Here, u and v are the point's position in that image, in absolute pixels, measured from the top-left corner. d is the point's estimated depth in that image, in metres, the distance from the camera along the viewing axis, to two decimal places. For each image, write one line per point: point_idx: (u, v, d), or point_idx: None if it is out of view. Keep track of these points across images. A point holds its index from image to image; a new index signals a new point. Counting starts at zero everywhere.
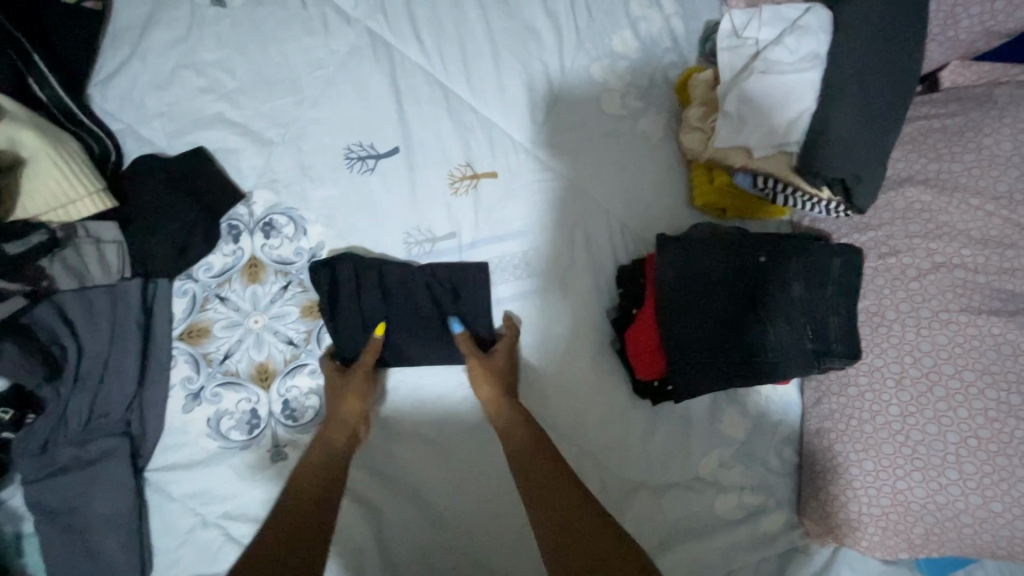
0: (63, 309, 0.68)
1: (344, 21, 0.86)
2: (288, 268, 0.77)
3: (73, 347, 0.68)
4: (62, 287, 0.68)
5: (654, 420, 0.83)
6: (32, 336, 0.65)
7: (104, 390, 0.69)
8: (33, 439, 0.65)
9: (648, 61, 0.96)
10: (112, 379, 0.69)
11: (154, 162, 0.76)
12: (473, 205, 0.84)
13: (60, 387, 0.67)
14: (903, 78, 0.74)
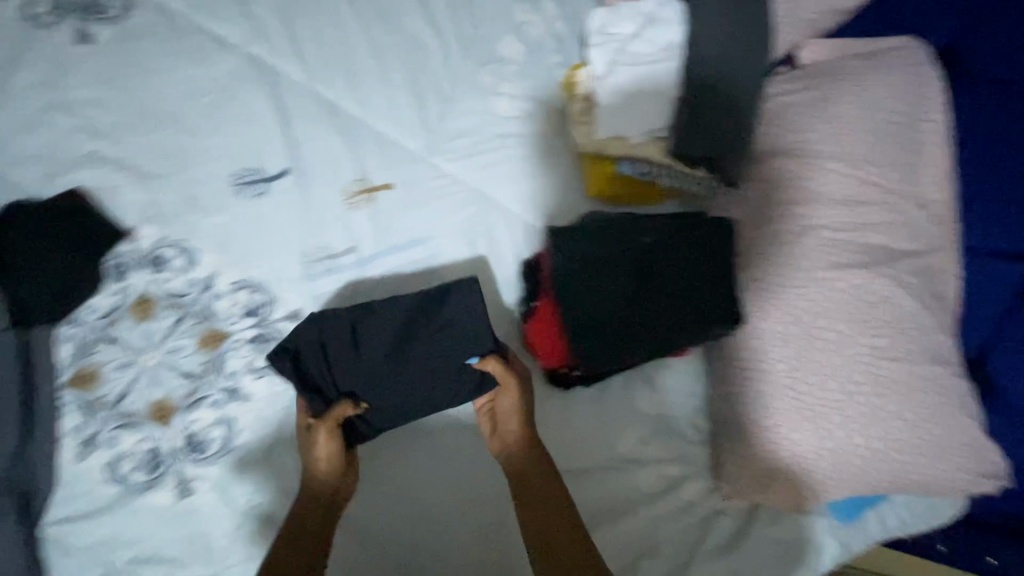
0: None
1: (221, 48, 0.86)
2: (181, 300, 0.75)
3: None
4: None
5: (571, 406, 0.86)
6: None
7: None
8: None
9: (534, 61, 0.98)
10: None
11: (22, 208, 0.73)
12: (372, 219, 0.85)
13: None
14: (751, 62, 0.81)
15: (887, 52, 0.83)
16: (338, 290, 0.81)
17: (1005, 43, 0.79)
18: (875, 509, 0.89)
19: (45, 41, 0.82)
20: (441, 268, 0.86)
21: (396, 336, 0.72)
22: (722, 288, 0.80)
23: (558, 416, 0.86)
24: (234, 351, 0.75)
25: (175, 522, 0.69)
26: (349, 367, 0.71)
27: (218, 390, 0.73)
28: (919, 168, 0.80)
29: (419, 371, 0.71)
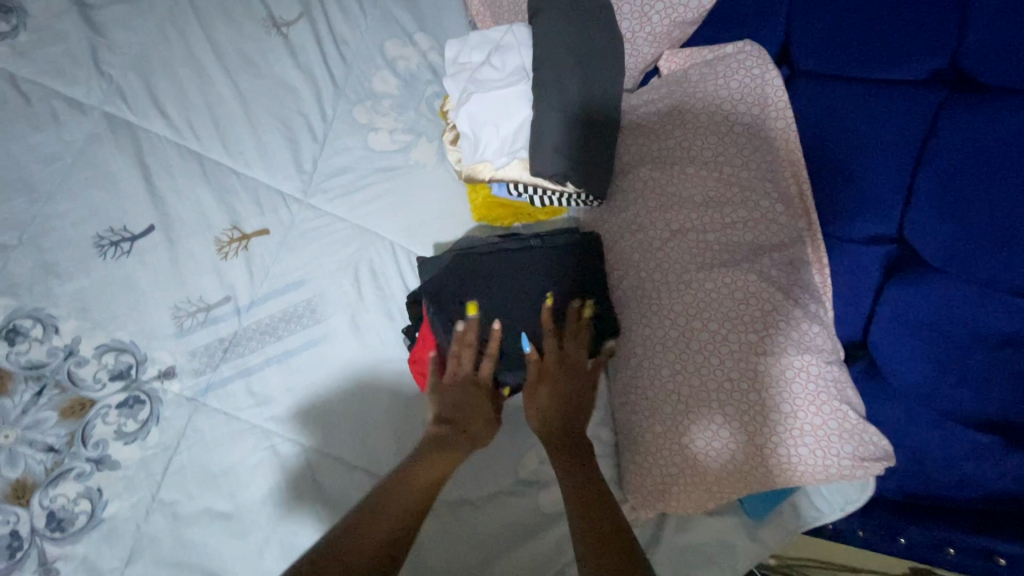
0: None
1: (78, 110, 0.85)
2: (41, 370, 0.73)
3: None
4: None
5: None
6: None
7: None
8: None
9: (409, 93, 0.99)
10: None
11: None
12: (246, 265, 0.84)
13: None
14: (597, 80, 0.84)
15: (730, 57, 0.86)
16: (214, 341, 0.80)
17: (837, 29, 0.81)
18: (792, 502, 0.87)
19: None
20: (323, 308, 0.85)
21: (528, 281, 0.81)
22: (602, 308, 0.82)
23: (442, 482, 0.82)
24: (101, 419, 0.73)
25: None
26: (485, 310, 0.79)
27: (83, 461, 0.71)
28: (773, 164, 0.82)
29: (532, 312, 0.80)
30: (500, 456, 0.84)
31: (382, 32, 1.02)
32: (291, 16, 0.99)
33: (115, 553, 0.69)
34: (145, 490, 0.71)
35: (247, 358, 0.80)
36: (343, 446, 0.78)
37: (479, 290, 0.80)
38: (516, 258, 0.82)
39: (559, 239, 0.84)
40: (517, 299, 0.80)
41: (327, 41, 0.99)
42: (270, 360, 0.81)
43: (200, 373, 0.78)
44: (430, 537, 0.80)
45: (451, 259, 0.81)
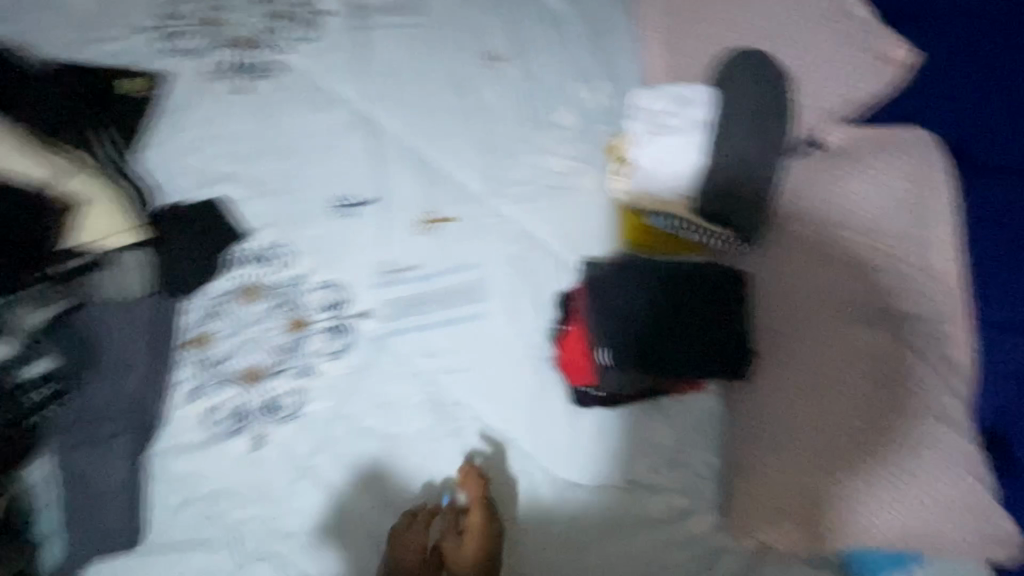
0: (109, 319, 0.82)
1: (342, 102, 1.09)
2: (280, 290, 0.93)
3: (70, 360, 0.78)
4: (96, 296, 0.82)
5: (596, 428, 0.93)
6: (77, 347, 0.79)
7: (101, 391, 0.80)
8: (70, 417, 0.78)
9: (585, 130, 1.16)
10: (114, 382, 0.80)
11: (175, 208, 0.93)
12: (437, 242, 1.01)
13: (84, 381, 0.79)
14: (767, 143, 0.96)
15: (902, 138, 0.92)
16: (402, 298, 0.96)
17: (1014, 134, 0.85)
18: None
19: (212, 85, 1.04)
20: (486, 292, 0.99)
21: (682, 296, 0.89)
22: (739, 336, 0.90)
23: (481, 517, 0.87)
24: (314, 336, 0.91)
25: (255, 466, 0.82)
26: (637, 315, 0.89)
27: (298, 364, 0.89)
28: (931, 239, 0.85)
29: (680, 325, 0.88)
30: (615, 456, 0.92)
31: (571, 79, 1.21)
32: (504, 54, 1.20)
33: (305, 442, 0.85)
34: (337, 400, 0.88)
35: (422, 317, 0.95)
36: (492, 409, 0.91)
37: (637, 295, 0.89)
38: (673, 275, 0.91)
39: (714, 268, 0.92)
40: (669, 310, 0.88)
41: (527, 78, 1.19)
42: (439, 323, 0.95)
43: (389, 320, 0.94)
44: (540, 525, 0.88)
45: (614, 265, 0.93)
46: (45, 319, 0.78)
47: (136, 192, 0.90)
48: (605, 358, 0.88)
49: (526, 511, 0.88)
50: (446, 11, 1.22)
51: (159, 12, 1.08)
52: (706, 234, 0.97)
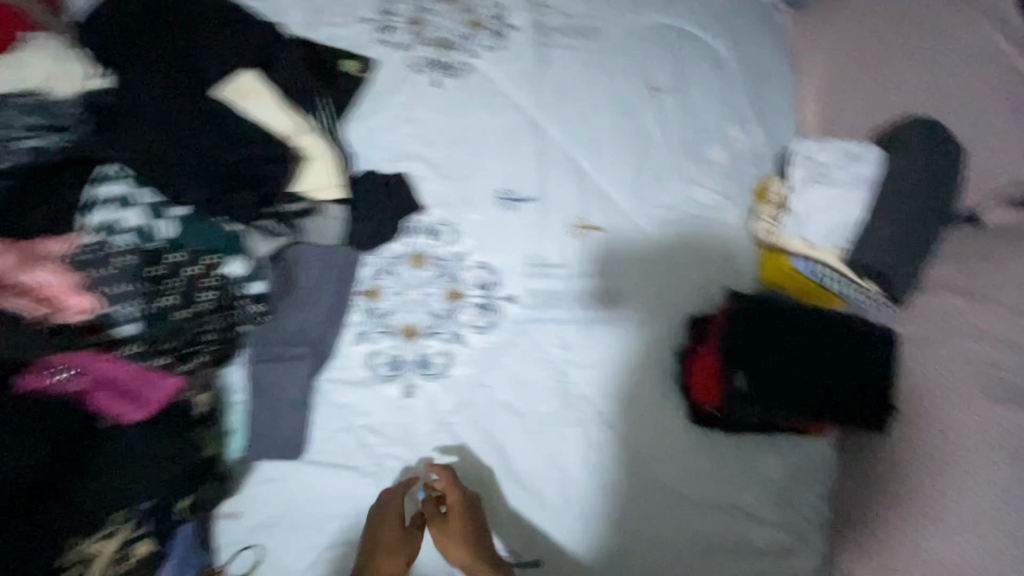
0: (310, 258, 0.93)
1: (517, 107, 1.19)
2: (442, 262, 1.03)
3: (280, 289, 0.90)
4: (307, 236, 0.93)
5: (710, 449, 0.97)
6: (287, 275, 0.91)
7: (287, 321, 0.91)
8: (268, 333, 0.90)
9: (733, 168, 1.22)
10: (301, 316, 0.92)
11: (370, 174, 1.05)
12: (584, 246, 1.09)
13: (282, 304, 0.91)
14: (928, 213, 0.98)
15: None
16: (546, 290, 1.04)
17: None
18: None
19: (412, 76, 1.18)
20: (623, 300, 1.06)
21: (820, 340, 0.92)
22: (871, 387, 0.91)
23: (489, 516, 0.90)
24: (463, 309, 1.00)
25: (404, 412, 0.92)
26: (773, 349, 0.92)
27: (449, 330, 0.98)
28: None
29: (815, 367, 0.91)
30: (724, 479, 0.95)
31: (726, 118, 1.27)
32: (666, 86, 1.28)
33: (448, 400, 0.94)
34: (479, 369, 0.97)
35: (564, 311, 1.03)
36: (616, 408, 0.98)
37: (775, 331, 0.93)
38: (814, 319, 0.94)
39: (856, 320, 0.94)
40: (806, 351, 0.91)
41: (684, 111, 1.26)
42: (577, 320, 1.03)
43: (533, 307, 1.03)
44: (646, 529, 0.92)
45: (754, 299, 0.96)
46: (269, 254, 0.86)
47: (343, 155, 1.03)
48: (740, 382, 0.91)
49: (637, 513, 0.93)
50: (619, 39, 1.32)
51: (378, 4, 1.23)
52: (845, 287, 1.00)
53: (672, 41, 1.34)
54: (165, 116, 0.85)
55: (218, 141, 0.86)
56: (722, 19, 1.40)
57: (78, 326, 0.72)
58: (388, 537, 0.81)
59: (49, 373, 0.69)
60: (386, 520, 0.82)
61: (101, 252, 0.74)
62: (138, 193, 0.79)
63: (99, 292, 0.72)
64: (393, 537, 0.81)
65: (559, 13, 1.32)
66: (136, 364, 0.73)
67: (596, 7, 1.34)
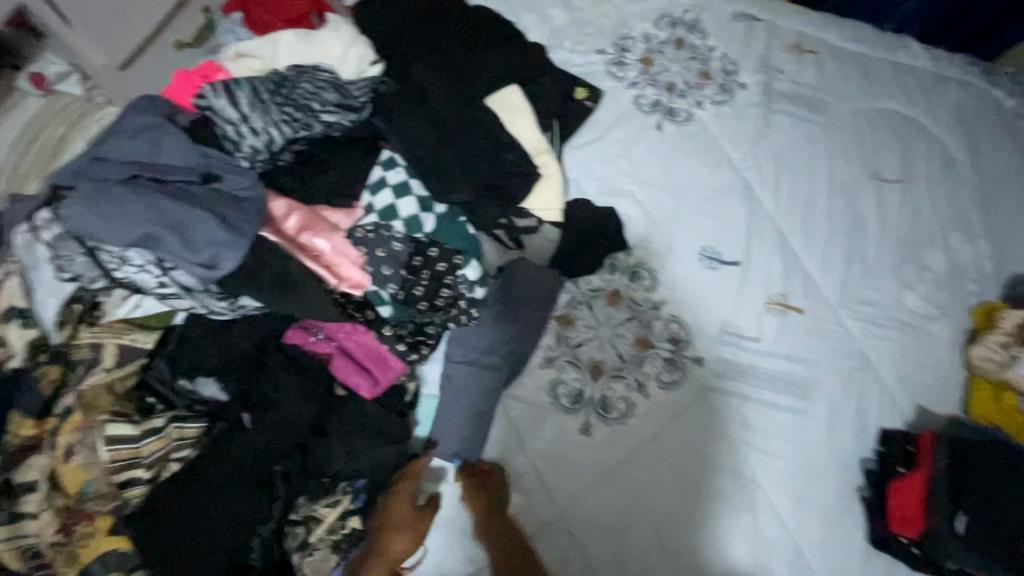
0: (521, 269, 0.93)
1: (731, 167, 1.16)
2: (638, 306, 1.00)
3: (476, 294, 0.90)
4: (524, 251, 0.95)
5: None
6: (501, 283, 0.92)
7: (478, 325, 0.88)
8: (468, 338, 0.89)
9: (953, 280, 1.12)
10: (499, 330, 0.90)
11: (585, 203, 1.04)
12: (780, 325, 1.04)
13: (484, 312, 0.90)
14: None
15: None
16: (734, 360, 1.00)
17: None
18: None
19: (636, 113, 1.17)
20: (813, 392, 0.99)
21: None
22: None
23: (557, 542, 0.86)
24: (652, 359, 0.97)
25: (578, 448, 0.90)
26: (1001, 499, 0.83)
27: (633, 377, 0.95)
28: None
29: None
30: None
31: (952, 226, 1.17)
32: (892, 177, 1.20)
33: (622, 449, 0.91)
34: (656, 425, 0.93)
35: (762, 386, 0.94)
36: (790, 506, 0.91)
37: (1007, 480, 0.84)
38: None
39: None
40: None
41: (907, 208, 1.17)
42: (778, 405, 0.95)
43: (718, 375, 0.98)
44: None
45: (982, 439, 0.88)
46: (500, 264, 0.95)
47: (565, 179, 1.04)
48: (961, 527, 0.83)
49: None
50: (850, 117, 1.25)
51: (615, 37, 1.24)
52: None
53: (903, 131, 1.25)
54: (433, 112, 0.92)
55: (477, 150, 0.91)
56: (965, 118, 1.29)
57: (351, 296, 0.81)
58: (397, 516, 0.72)
59: (310, 332, 0.80)
60: (396, 501, 0.74)
61: (376, 232, 0.82)
62: (411, 184, 0.86)
63: (368, 271, 0.81)
64: (404, 516, 0.73)
65: (791, 79, 1.28)
66: (382, 344, 0.79)
67: (830, 80, 1.28)
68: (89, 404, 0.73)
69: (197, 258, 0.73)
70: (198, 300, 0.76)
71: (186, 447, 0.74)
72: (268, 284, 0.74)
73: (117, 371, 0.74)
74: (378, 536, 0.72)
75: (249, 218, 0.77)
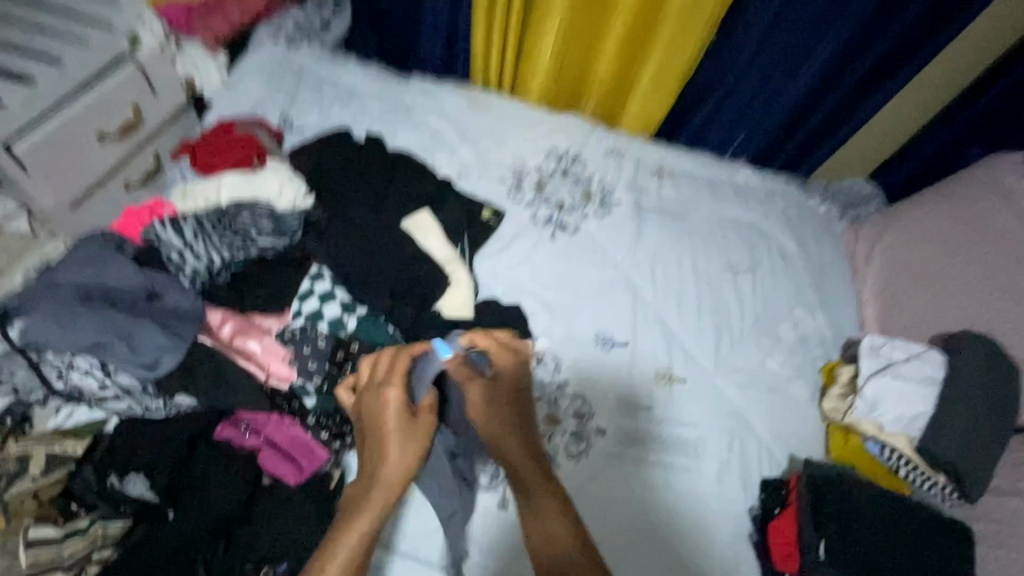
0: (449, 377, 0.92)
1: (615, 266, 1.40)
2: (545, 387, 1.15)
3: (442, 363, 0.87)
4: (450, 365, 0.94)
5: None
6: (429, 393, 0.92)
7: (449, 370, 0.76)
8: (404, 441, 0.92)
9: (802, 346, 1.36)
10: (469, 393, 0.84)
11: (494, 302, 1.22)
12: (668, 394, 1.20)
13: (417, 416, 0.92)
14: (993, 416, 1.05)
15: None
16: (633, 428, 1.14)
17: None
18: None
19: (534, 228, 1.41)
20: (702, 451, 1.13)
21: (903, 529, 0.96)
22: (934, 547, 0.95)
23: None
24: (560, 434, 1.09)
25: (498, 521, 0.98)
26: (854, 524, 0.96)
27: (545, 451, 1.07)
28: None
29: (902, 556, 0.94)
30: None
31: (795, 302, 1.44)
32: (743, 267, 1.48)
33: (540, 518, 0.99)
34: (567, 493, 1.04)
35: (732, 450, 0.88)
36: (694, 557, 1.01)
37: (858, 509, 0.98)
38: (891, 504, 0.99)
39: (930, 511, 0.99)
40: (889, 537, 0.95)
41: (758, 291, 1.44)
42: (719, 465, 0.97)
43: (620, 441, 1.11)
44: None
45: (837, 473, 1.03)
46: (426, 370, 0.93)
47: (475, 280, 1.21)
48: (824, 552, 0.94)
49: None
50: (705, 223, 1.56)
51: (513, 169, 1.52)
52: (915, 474, 1.07)
53: (746, 231, 1.57)
54: (356, 233, 1.09)
55: (395, 262, 1.08)
56: (792, 219, 1.64)
57: (280, 390, 0.90)
58: (392, 428, 0.79)
59: (239, 428, 0.87)
60: (387, 415, 0.80)
61: (302, 332, 0.93)
62: (335, 292, 1.01)
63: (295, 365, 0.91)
64: (400, 429, 0.79)
65: (656, 197, 1.60)
66: (307, 434, 0.87)
67: (686, 196, 1.62)
68: (12, 511, 0.75)
69: (141, 360, 0.84)
70: (137, 400, 0.84)
71: (106, 548, 0.76)
72: (205, 383, 0.85)
73: (44, 480, 0.77)
74: (380, 453, 0.78)
75: (191, 325, 0.89)
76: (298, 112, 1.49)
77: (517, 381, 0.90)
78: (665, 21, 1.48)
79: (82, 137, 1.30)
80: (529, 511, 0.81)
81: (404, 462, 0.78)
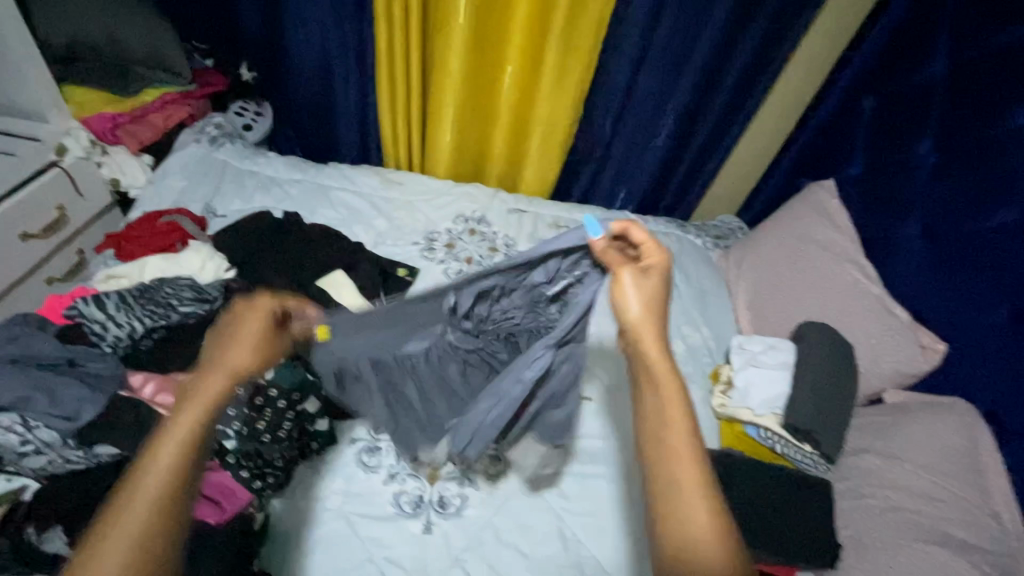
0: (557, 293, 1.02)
1: None
2: None
3: (542, 293, 1.03)
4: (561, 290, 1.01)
5: None
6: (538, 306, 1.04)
7: (535, 277, 1.00)
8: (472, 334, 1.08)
9: (691, 356, 1.54)
10: (562, 322, 0.97)
11: None
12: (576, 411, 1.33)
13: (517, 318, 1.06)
14: (836, 388, 1.24)
15: (947, 403, 1.17)
16: None
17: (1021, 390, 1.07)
18: None
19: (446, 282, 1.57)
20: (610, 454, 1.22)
21: (767, 487, 1.14)
22: (799, 499, 1.11)
23: None
24: (478, 458, 1.18)
25: (423, 544, 1.05)
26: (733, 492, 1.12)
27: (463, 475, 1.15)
28: (987, 487, 1.04)
29: (769, 511, 1.10)
30: None
31: (682, 319, 1.64)
32: None
33: (462, 537, 1.07)
34: (487, 510, 1.11)
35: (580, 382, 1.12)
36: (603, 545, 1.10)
37: (735, 479, 1.14)
38: (758, 471, 1.16)
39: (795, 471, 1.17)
40: (760, 498, 1.12)
41: None
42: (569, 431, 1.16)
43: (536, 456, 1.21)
44: None
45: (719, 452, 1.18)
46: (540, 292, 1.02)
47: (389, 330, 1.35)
48: None
49: None
50: None
51: (426, 233, 1.71)
52: (789, 448, 1.24)
53: None
54: None
55: None
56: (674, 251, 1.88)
57: None
58: (247, 326, 0.76)
59: None
60: (248, 314, 0.78)
61: None
62: None
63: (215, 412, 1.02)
64: (254, 331, 0.76)
65: None
66: (233, 477, 0.98)
67: None
68: None
69: (59, 412, 0.93)
70: (58, 453, 0.91)
71: None
72: (127, 422, 0.93)
73: None
74: (220, 347, 0.72)
75: (111, 380, 1.00)
76: (221, 201, 1.63)
77: (664, 278, 0.84)
78: (540, 100, 1.75)
79: (5, 237, 1.40)
80: (662, 418, 0.71)
81: (242, 360, 0.72)
